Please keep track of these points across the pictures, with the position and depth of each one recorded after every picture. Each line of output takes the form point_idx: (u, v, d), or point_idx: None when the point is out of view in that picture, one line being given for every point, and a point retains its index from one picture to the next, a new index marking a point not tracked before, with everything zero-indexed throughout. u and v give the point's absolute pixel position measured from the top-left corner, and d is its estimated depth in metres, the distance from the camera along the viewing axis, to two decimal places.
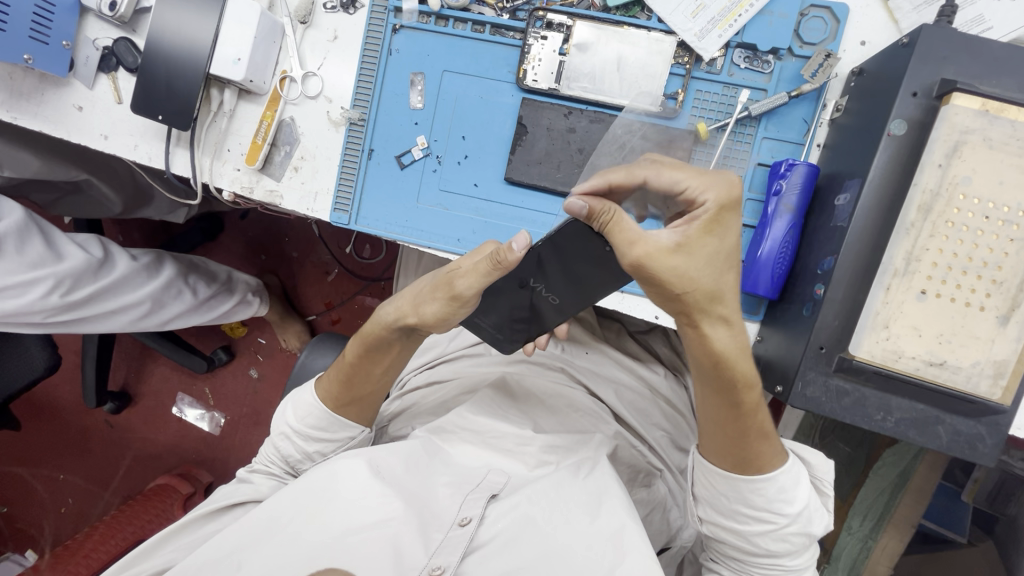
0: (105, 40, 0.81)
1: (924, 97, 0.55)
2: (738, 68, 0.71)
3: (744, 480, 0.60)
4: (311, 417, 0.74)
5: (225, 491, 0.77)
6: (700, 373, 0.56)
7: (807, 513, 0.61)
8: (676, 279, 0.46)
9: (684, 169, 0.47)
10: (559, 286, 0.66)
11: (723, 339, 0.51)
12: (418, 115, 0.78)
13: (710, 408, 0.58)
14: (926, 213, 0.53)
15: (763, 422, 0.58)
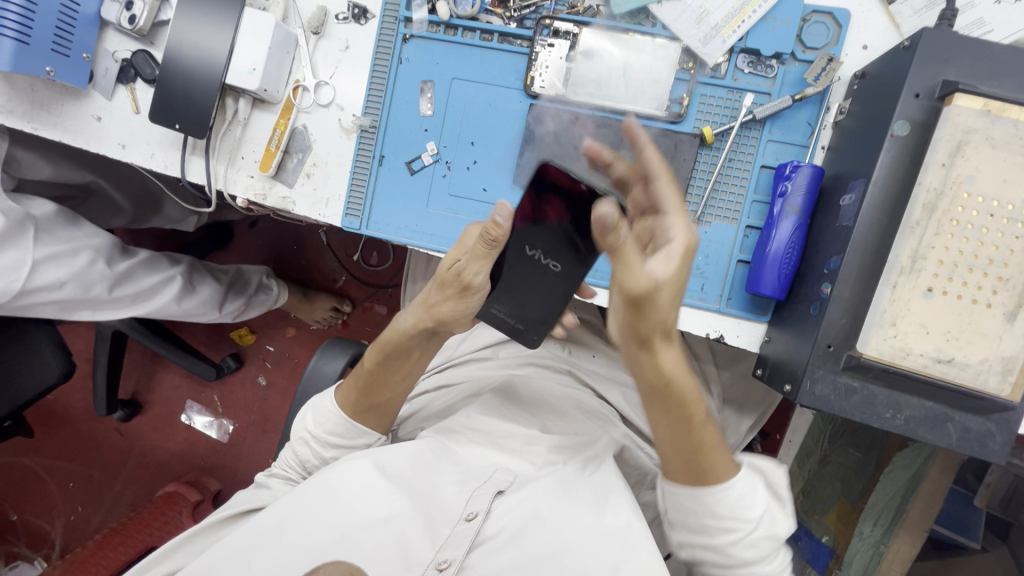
0: (124, 53, 0.84)
1: (926, 98, 0.56)
2: (742, 73, 0.72)
3: (709, 495, 0.60)
4: (329, 423, 0.75)
5: (243, 496, 0.77)
6: (646, 392, 0.58)
7: (770, 516, 0.61)
8: (654, 305, 0.50)
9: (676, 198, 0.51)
10: (559, 249, 0.65)
11: (672, 359, 0.54)
12: (427, 122, 0.79)
13: (660, 426, 0.60)
14: (931, 212, 0.54)
15: (712, 435, 0.61)
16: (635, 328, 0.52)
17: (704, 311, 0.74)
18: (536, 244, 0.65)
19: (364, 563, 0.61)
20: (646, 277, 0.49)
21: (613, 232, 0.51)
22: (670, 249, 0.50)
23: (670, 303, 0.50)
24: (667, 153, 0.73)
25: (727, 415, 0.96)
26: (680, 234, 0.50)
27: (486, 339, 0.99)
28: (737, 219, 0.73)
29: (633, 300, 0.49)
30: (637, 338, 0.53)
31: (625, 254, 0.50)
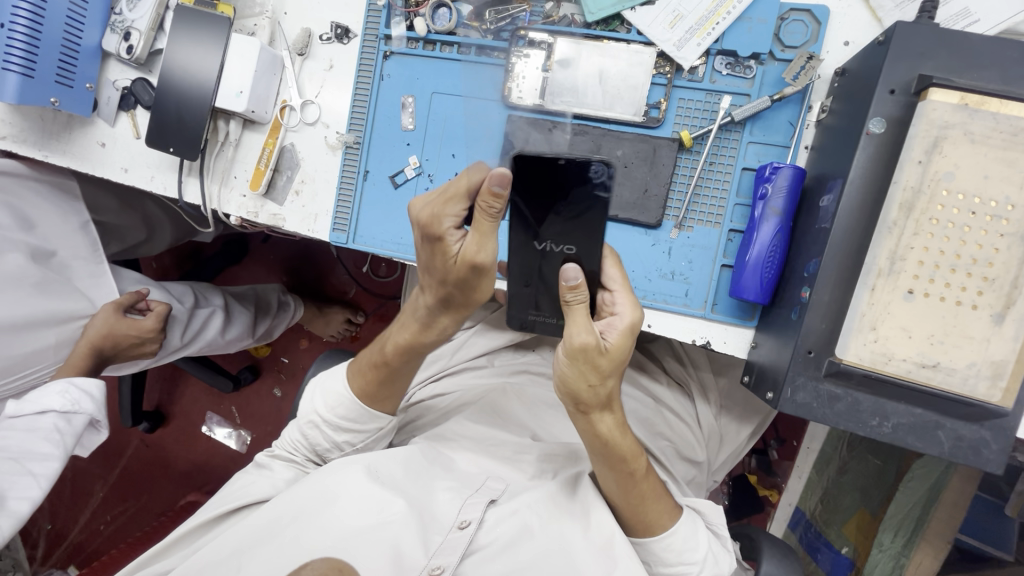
0: (124, 81, 0.88)
1: (902, 94, 0.54)
2: (719, 75, 0.71)
3: (657, 540, 0.69)
4: (343, 408, 0.74)
5: (242, 486, 0.77)
6: (593, 451, 0.66)
7: (713, 556, 0.69)
8: (596, 373, 0.58)
9: (623, 283, 0.61)
10: (570, 233, 0.59)
11: (607, 424, 0.63)
12: (409, 136, 0.81)
13: (609, 479, 0.67)
14: (908, 211, 0.52)
15: (654, 486, 0.68)
16: (577, 391, 0.60)
17: (689, 317, 0.72)
18: (539, 237, 0.60)
19: (355, 567, 0.61)
20: (586, 332, 0.57)
21: (572, 291, 0.57)
22: (611, 322, 0.60)
23: (608, 368, 0.59)
24: (645, 158, 0.72)
25: (725, 423, 0.93)
26: (624, 312, 0.60)
27: (479, 348, 0.95)
28: (720, 222, 0.71)
29: (575, 352, 0.57)
30: (577, 402, 0.61)
31: (575, 313, 0.58)
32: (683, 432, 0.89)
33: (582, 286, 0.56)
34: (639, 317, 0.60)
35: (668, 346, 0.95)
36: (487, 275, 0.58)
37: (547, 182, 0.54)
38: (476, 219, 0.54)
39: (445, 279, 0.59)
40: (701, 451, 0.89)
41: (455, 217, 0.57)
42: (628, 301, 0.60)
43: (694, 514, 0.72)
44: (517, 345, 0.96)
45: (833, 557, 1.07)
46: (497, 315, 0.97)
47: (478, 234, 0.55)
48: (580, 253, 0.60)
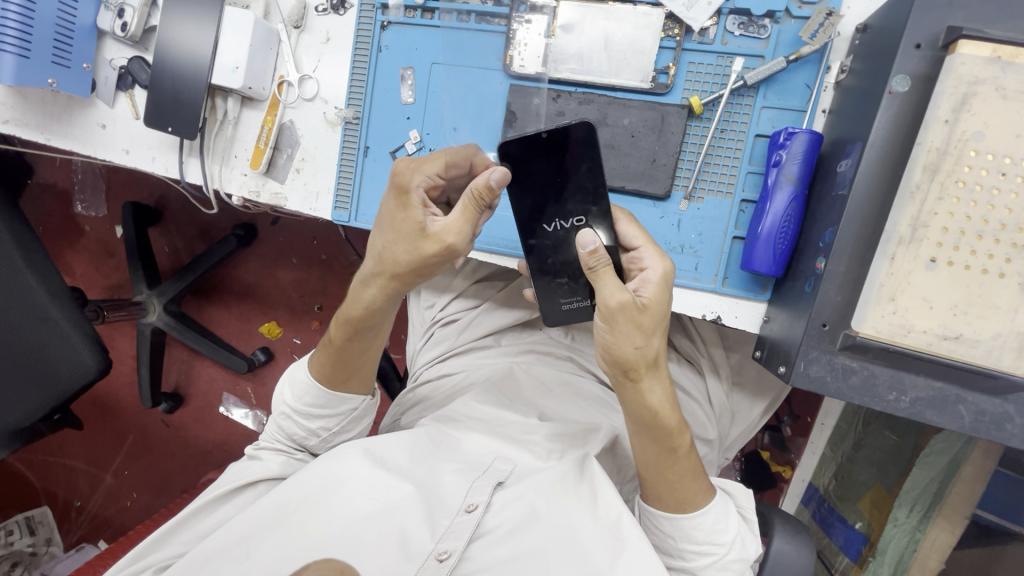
0: (120, 60, 0.86)
1: (929, 49, 0.51)
2: (732, 36, 0.68)
3: (687, 517, 0.67)
4: (307, 396, 0.74)
5: (236, 468, 0.78)
6: (637, 428, 0.65)
7: (743, 538, 0.68)
8: (641, 338, 0.57)
9: (646, 237, 0.61)
10: (577, 201, 0.61)
11: (658, 393, 0.62)
12: (410, 110, 0.78)
13: (648, 455, 0.66)
14: (933, 173, 0.49)
15: (694, 464, 0.67)
16: (625, 356, 0.58)
17: (699, 292, 0.70)
18: (548, 216, 0.62)
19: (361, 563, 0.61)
20: (619, 291, 0.56)
21: (593, 256, 0.56)
22: (644, 278, 0.59)
23: (651, 325, 0.58)
24: (654, 126, 0.69)
25: (737, 400, 0.91)
26: (655, 263, 0.60)
27: (487, 327, 0.94)
28: (732, 192, 0.69)
29: (613, 315, 0.56)
30: (626, 369, 0.59)
31: (601, 277, 0.56)
32: (694, 409, 0.87)
33: (600, 247, 0.55)
34: (670, 265, 0.60)
35: (679, 324, 0.92)
36: (446, 259, 0.61)
37: (541, 155, 0.58)
38: (465, 206, 0.58)
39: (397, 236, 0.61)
40: (713, 429, 0.87)
41: (428, 177, 0.62)
42: (655, 253, 0.60)
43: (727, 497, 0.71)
44: (524, 324, 0.95)
45: (846, 534, 1.05)
46: (504, 294, 0.96)
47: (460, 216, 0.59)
48: (590, 218, 0.61)
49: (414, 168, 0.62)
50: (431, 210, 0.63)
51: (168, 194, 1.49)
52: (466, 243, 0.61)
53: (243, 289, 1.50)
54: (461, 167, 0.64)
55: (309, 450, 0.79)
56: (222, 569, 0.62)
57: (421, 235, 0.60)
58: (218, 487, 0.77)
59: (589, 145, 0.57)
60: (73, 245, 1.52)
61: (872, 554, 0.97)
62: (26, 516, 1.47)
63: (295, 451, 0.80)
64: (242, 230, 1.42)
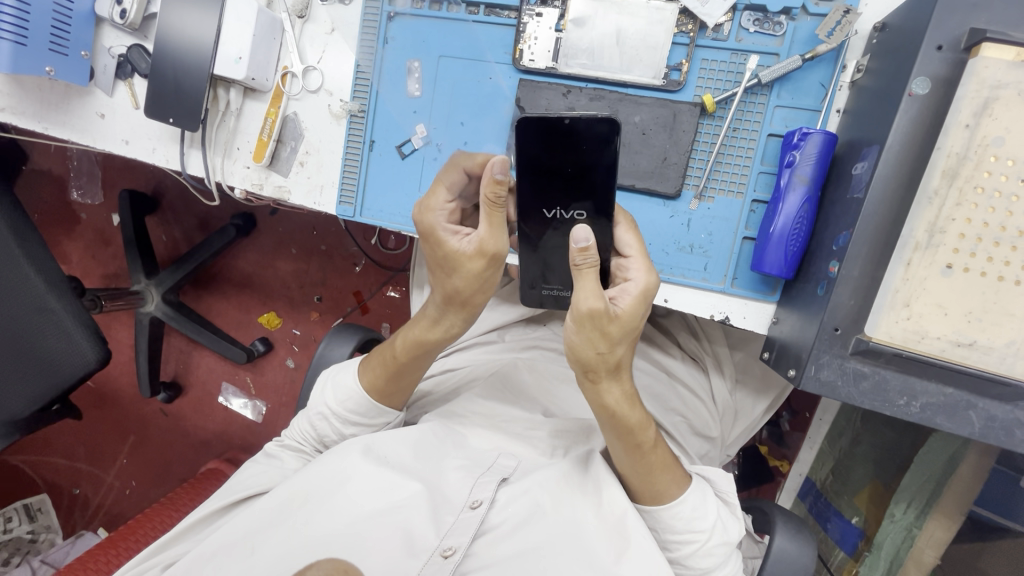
0: (119, 48, 0.84)
1: (951, 51, 0.50)
2: (746, 33, 0.67)
3: (665, 508, 0.66)
4: (351, 402, 0.74)
5: (248, 478, 0.75)
6: (600, 421, 0.64)
7: (723, 522, 0.67)
8: (602, 341, 0.56)
9: (638, 246, 0.60)
10: (581, 198, 0.59)
11: (615, 392, 0.61)
12: (416, 103, 0.77)
13: (616, 449, 0.66)
14: (952, 178, 0.48)
15: (664, 456, 0.66)
16: (585, 358, 0.58)
17: (708, 292, 0.70)
18: (549, 204, 0.60)
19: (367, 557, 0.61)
20: (594, 297, 0.55)
21: (582, 254, 0.54)
22: (625, 288, 0.58)
23: (618, 335, 0.57)
24: (665, 124, 0.68)
25: (741, 398, 0.91)
26: (639, 277, 0.58)
27: (491, 323, 0.94)
28: (743, 192, 0.68)
29: (583, 318, 0.55)
30: (586, 369, 0.59)
31: (583, 278, 0.55)
32: (697, 407, 0.86)
33: (592, 247, 0.54)
34: (654, 282, 0.59)
35: (684, 322, 0.92)
36: (496, 267, 0.61)
37: (556, 145, 0.56)
38: (490, 215, 0.57)
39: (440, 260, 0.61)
40: (716, 426, 0.87)
41: (442, 210, 0.61)
42: (642, 266, 0.59)
43: (703, 482, 0.70)
44: (529, 319, 0.95)
45: (842, 528, 1.05)
46: (509, 289, 0.95)
47: (488, 223, 0.57)
48: (591, 215, 0.60)
49: (425, 203, 0.60)
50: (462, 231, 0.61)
51: (166, 183, 1.47)
52: (507, 245, 0.59)
53: (243, 280, 1.49)
54: (460, 179, 0.60)
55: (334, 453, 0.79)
56: (227, 567, 0.62)
57: (468, 258, 0.59)
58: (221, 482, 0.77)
59: (606, 140, 0.55)
60: (70, 234, 1.50)
61: (869, 548, 0.98)
62: (25, 504, 1.48)
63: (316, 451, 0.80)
64: (240, 221, 1.41)
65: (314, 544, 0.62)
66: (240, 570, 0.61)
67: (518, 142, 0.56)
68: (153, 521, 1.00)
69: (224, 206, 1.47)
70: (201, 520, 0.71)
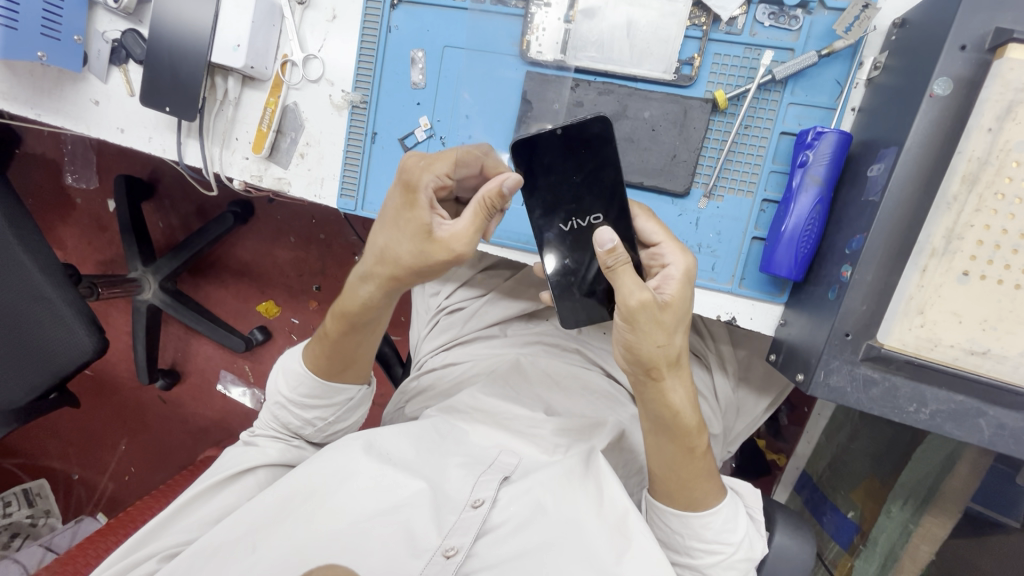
0: (113, 33, 0.82)
1: (974, 51, 0.48)
2: (761, 27, 0.65)
3: (697, 516, 0.66)
4: (302, 385, 0.73)
5: (231, 456, 0.77)
6: (655, 424, 0.64)
7: (750, 539, 0.65)
8: (661, 336, 0.55)
9: (668, 232, 0.59)
10: (596, 200, 0.59)
11: (679, 393, 0.61)
12: (420, 95, 0.75)
13: (664, 453, 0.65)
14: (971, 184, 0.47)
15: (707, 463, 0.66)
16: (647, 352, 0.56)
17: (715, 292, 0.69)
18: (564, 216, 0.60)
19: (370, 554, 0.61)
20: (639, 290, 0.53)
21: (610, 255, 0.54)
22: (667, 274, 0.57)
23: (673, 323, 0.56)
24: (675, 120, 0.67)
25: (743, 395, 0.90)
26: (677, 260, 0.58)
27: (492, 318, 0.92)
28: (753, 191, 0.67)
29: (632, 313, 0.54)
30: (647, 367, 0.58)
31: (620, 276, 0.54)
32: (699, 404, 0.87)
33: (621, 245, 0.53)
34: (692, 261, 0.58)
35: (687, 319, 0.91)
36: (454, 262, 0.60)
37: (554, 158, 0.57)
38: (474, 212, 0.57)
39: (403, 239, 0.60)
40: (717, 424, 0.86)
41: (435, 178, 0.61)
42: (677, 249, 0.58)
43: (735, 496, 0.69)
44: (531, 314, 0.94)
45: (838, 521, 1.04)
46: (511, 284, 0.94)
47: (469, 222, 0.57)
48: (606, 217, 0.59)
49: (423, 166, 0.61)
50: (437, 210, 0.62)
51: (163, 169, 1.45)
52: (474, 250, 0.59)
53: (241, 268, 1.47)
54: (468, 169, 0.63)
55: (305, 438, 0.78)
56: (227, 565, 0.62)
57: (427, 237, 0.59)
58: (214, 470, 0.76)
59: (604, 142, 0.56)
60: (65, 220, 1.48)
61: (864, 542, 0.96)
62: (25, 489, 1.48)
63: (291, 438, 0.79)
64: (238, 208, 1.39)
65: (312, 546, 0.61)
66: (242, 569, 0.61)
67: (515, 160, 0.58)
68: (153, 506, 1.00)
69: (223, 194, 1.46)
70: (194, 509, 0.71)
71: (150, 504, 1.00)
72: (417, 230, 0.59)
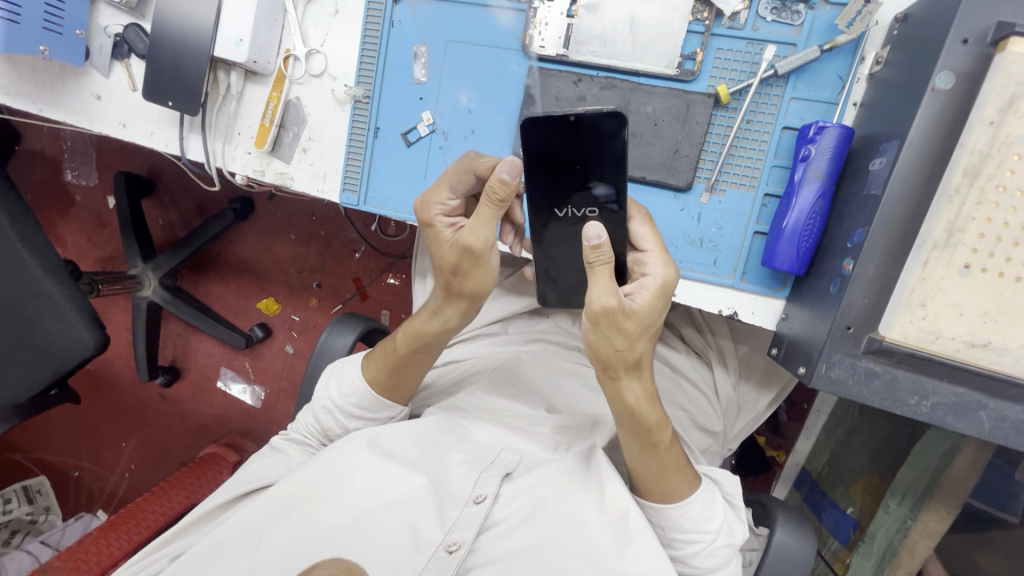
0: (116, 27, 0.82)
1: (976, 45, 0.49)
2: (764, 22, 0.65)
3: (673, 508, 0.66)
4: (356, 396, 0.73)
5: (255, 467, 0.76)
6: (619, 419, 0.64)
7: (728, 525, 0.67)
8: (621, 337, 0.55)
9: (655, 241, 0.59)
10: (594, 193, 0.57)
11: (637, 391, 0.60)
12: (422, 90, 0.75)
13: (631, 448, 0.65)
14: (973, 177, 0.48)
15: (677, 457, 0.66)
16: (604, 355, 0.57)
17: (717, 287, 0.69)
18: (562, 202, 0.59)
19: (373, 550, 0.61)
20: (607, 295, 0.54)
21: (595, 252, 0.53)
22: (643, 282, 0.57)
23: (636, 331, 0.55)
24: (678, 115, 0.67)
25: (744, 392, 0.90)
26: (657, 271, 0.58)
27: (494, 314, 0.93)
28: (755, 185, 0.67)
29: (596, 315, 0.54)
30: (606, 366, 0.58)
31: (597, 275, 0.54)
32: (700, 401, 0.87)
33: (605, 245, 0.52)
34: (672, 275, 0.58)
35: (688, 316, 0.91)
36: (473, 262, 0.59)
37: (559, 142, 0.55)
38: (480, 204, 0.56)
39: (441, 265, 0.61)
40: (718, 421, 0.87)
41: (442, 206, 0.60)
42: (659, 260, 0.58)
43: (710, 483, 0.70)
44: (534, 311, 0.94)
45: (837, 517, 1.04)
46: (513, 281, 0.94)
47: (476, 218, 0.56)
48: (602, 212, 0.59)
49: (428, 197, 0.61)
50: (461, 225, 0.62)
51: (163, 165, 1.45)
52: (488, 243, 0.57)
53: (242, 265, 1.47)
54: (471, 181, 0.60)
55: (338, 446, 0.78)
56: (231, 564, 0.62)
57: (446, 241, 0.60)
58: None
59: (615, 137, 0.54)
60: (65, 216, 1.48)
61: (863, 538, 0.96)
62: (25, 485, 1.48)
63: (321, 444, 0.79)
64: (239, 205, 1.39)
65: (315, 542, 0.62)
66: (247, 565, 0.61)
67: (524, 148, 0.56)
68: (147, 509, 0.98)
69: (224, 190, 1.46)
70: (206, 515, 0.71)
71: (150, 502, 1.00)
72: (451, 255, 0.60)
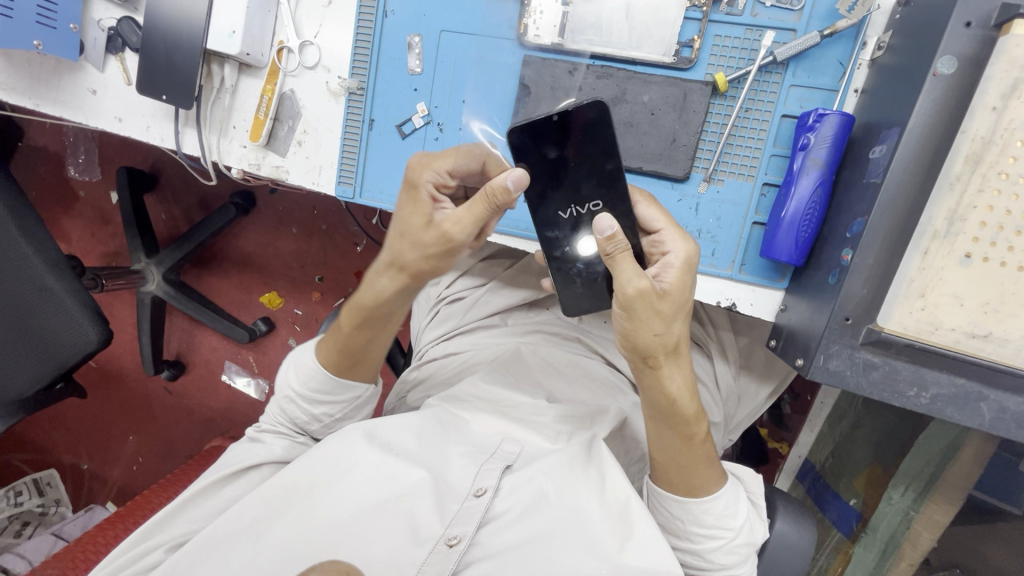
0: (109, 21, 0.81)
1: (979, 28, 0.47)
2: (762, 8, 0.64)
3: (697, 501, 0.65)
4: (312, 380, 0.73)
5: (236, 453, 0.77)
6: (652, 413, 0.64)
7: (751, 525, 0.65)
8: (658, 323, 0.55)
9: (669, 220, 0.58)
10: (593, 189, 0.58)
11: (676, 379, 0.60)
12: (417, 81, 0.75)
13: (664, 439, 0.65)
14: (974, 165, 0.47)
15: (706, 450, 0.66)
16: (643, 344, 0.56)
17: (716, 278, 0.68)
18: (562, 206, 0.59)
19: (371, 543, 0.62)
20: (638, 277, 0.53)
21: (610, 242, 0.53)
22: (667, 261, 0.57)
23: (672, 311, 0.56)
24: (675, 103, 0.66)
25: (744, 383, 0.89)
26: (679, 247, 0.57)
27: (492, 306, 0.92)
28: (754, 175, 0.66)
29: (632, 301, 0.54)
30: (646, 356, 0.58)
31: (620, 262, 0.54)
32: (700, 392, 0.86)
33: (619, 232, 0.53)
34: (693, 249, 0.58)
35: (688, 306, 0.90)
36: (449, 252, 0.60)
37: (556, 138, 0.56)
38: (475, 201, 0.56)
39: (405, 234, 0.60)
40: (718, 412, 0.86)
41: (437, 175, 0.61)
42: (678, 236, 0.58)
43: (737, 483, 0.69)
44: (532, 304, 0.93)
45: (840, 508, 1.02)
46: (511, 272, 0.94)
47: (469, 208, 0.57)
48: (606, 205, 0.59)
49: (425, 164, 0.62)
50: (442, 205, 0.62)
51: (164, 160, 1.45)
52: (469, 237, 0.58)
53: (243, 259, 1.48)
54: (472, 168, 0.63)
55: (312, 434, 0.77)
56: (231, 557, 0.62)
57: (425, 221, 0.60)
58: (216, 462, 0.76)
59: (604, 128, 0.55)
60: (68, 212, 1.48)
61: (864, 529, 0.95)
62: (35, 478, 1.50)
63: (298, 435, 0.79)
64: (240, 199, 1.38)
65: (322, 533, 0.62)
66: (247, 558, 0.62)
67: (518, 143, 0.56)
68: (154, 500, 0.99)
69: (224, 184, 1.46)
70: (200, 491, 0.72)
71: (156, 494, 1.00)
72: (418, 228, 0.60)
